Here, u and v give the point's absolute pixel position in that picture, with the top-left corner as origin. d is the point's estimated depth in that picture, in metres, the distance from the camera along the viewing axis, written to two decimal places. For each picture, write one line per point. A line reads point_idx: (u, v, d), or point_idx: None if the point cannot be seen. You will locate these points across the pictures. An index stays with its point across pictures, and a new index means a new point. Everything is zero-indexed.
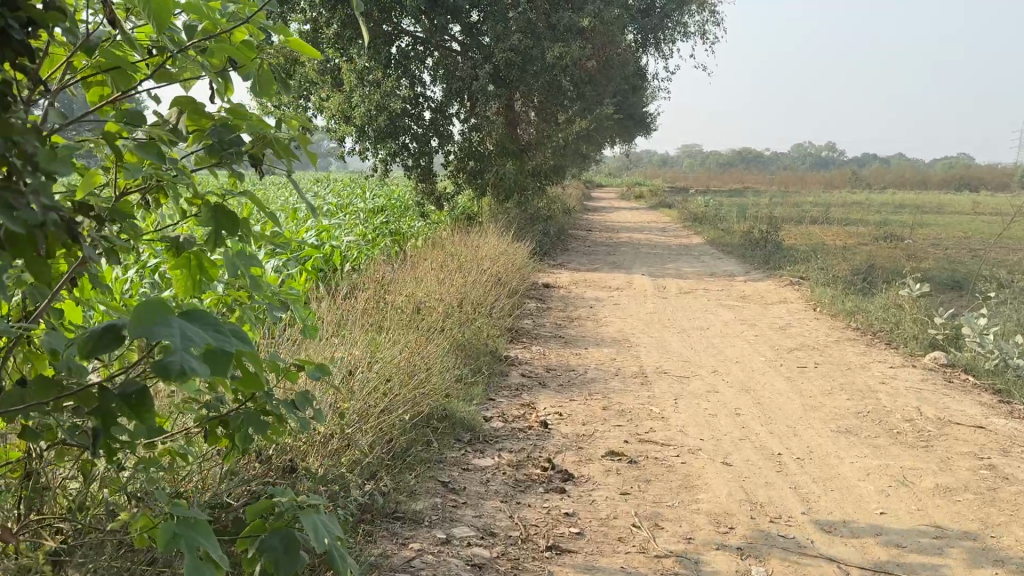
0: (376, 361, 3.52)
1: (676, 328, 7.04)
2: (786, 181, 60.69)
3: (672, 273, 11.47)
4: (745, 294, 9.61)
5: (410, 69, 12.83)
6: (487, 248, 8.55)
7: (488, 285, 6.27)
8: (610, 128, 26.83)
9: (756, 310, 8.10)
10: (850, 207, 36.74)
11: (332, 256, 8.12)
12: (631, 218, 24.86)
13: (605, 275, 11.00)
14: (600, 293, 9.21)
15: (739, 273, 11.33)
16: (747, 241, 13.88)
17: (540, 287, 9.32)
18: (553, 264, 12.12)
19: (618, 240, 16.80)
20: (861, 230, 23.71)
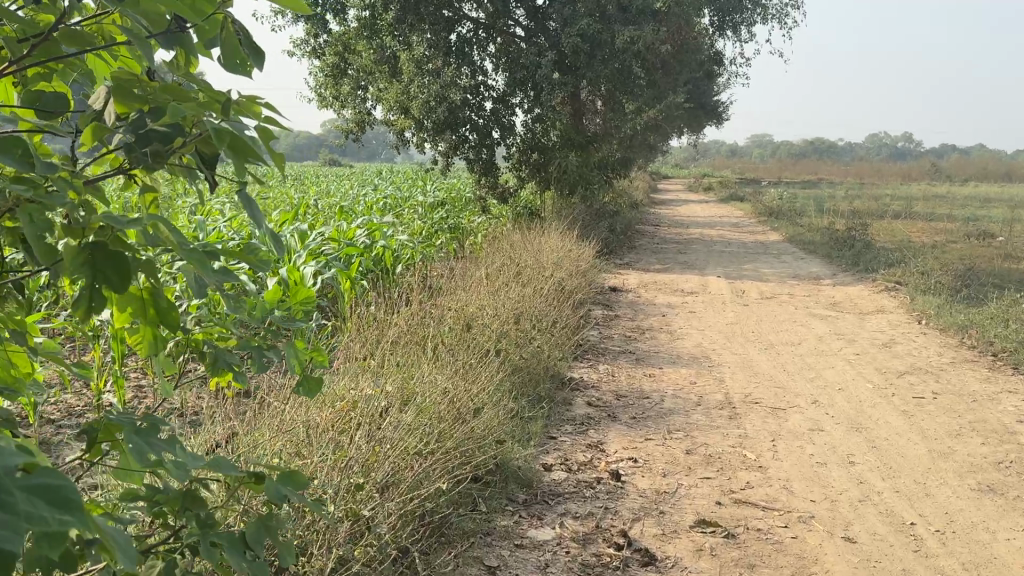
0: (411, 405, 2.86)
1: (762, 343, 6.23)
2: (862, 172, 58.34)
3: (751, 275, 10.58)
4: (834, 300, 8.71)
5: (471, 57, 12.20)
6: (551, 249, 7.85)
7: (551, 294, 5.57)
8: (680, 117, 25.74)
9: (851, 321, 7.23)
10: (935, 201, 34.79)
11: (383, 257, 7.54)
12: (702, 212, 23.81)
13: (679, 277, 10.20)
14: (673, 298, 8.43)
15: (825, 276, 10.40)
16: (832, 240, 12.88)
17: (608, 291, 8.58)
18: (620, 264, 11.36)
19: (689, 236, 15.89)
20: (951, 226, 22.21)
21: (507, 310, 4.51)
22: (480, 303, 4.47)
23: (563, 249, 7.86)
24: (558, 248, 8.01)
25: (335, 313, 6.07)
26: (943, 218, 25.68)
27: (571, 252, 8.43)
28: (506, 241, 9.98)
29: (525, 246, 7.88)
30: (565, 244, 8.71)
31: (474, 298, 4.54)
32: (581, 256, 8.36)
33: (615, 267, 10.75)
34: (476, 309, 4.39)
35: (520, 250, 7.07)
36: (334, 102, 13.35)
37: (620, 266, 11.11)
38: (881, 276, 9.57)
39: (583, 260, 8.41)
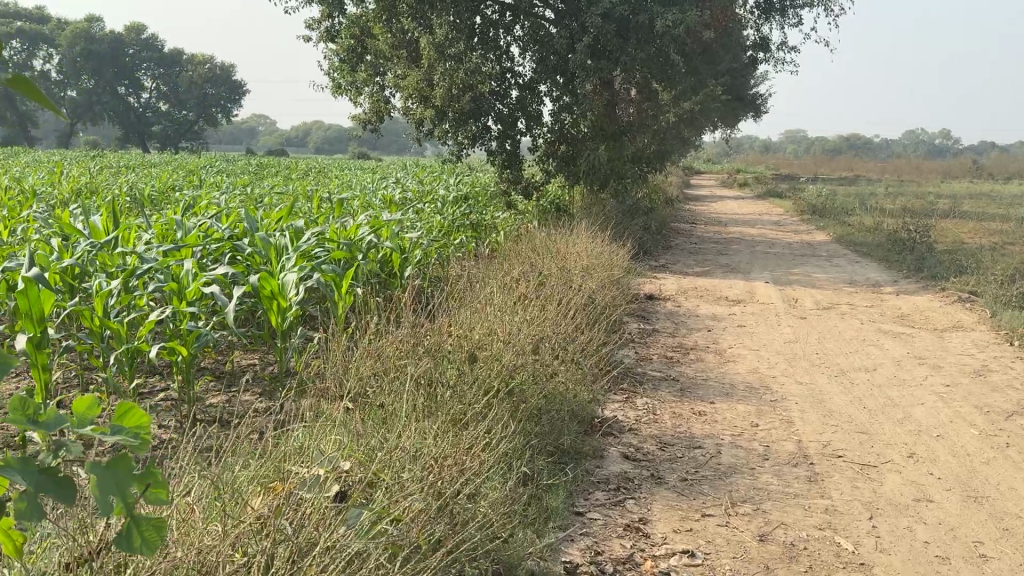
0: (370, 516, 2.01)
1: (829, 370, 5.25)
2: (901, 170, 56.69)
3: (802, 281, 9.55)
4: (901, 314, 7.67)
5: (496, 41, 11.26)
6: (579, 253, 6.90)
7: (578, 311, 4.63)
8: (715, 109, 24.54)
9: (930, 340, 6.20)
10: (983, 200, 33.22)
11: (388, 259, 6.64)
12: (739, 209, 22.68)
13: (722, 283, 9.20)
14: (717, 309, 7.44)
15: (885, 284, 9.35)
16: (888, 242, 11.79)
17: (643, 299, 7.61)
18: (655, 267, 10.39)
19: (728, 235, 14.85)
20: (1005, 226, 20.93)
21: (524, 334, 3.60)
22: (490, 327, 3.58)
23: (593, 253, 6.91)
24: (587, 251, 7.06)
25: (327, 327, 5.19)
26: (995, 217, 24.29)
27: (603, 257, 7.48)
28: (530, 244, 9.07)
29: (549, 250, 6.94)
30: (595, 247, 7.77)
31: (483, 320, 3.64)
32: (613, 260, 7.41)
33: (651, 271, 9.79)
34: (484, 335, 3.51)
35: (543, 255, 6.14)
36: (350, 89, 12.48)
37: (656, 269, 10.15)
38: (952, 285, 8.49)
39: (616, 264, 7.46)
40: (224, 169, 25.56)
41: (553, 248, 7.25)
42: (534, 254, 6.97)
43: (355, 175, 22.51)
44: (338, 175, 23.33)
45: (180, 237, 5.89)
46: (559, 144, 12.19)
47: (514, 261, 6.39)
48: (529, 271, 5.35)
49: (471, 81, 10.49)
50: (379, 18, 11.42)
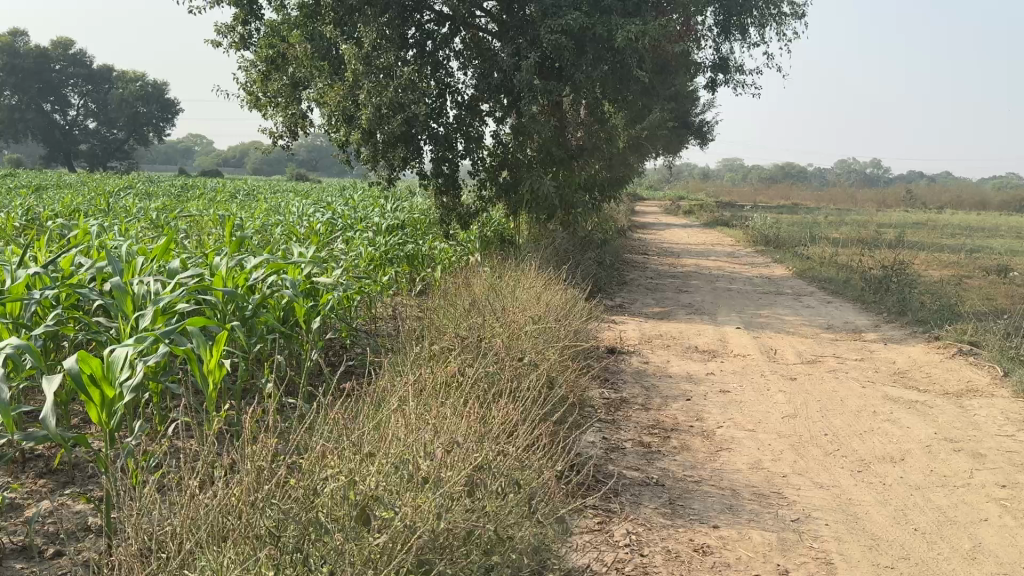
0: None
1: (848, 462, 4.12)
2: (837, 198, 57.41)
3: (775, 326, 8.52)
4: (898, 370, 6.64)
5: (432, 54, 10.09)
6: (528, 303, 5.71)
7: (532, 398, 3.42)
8: (662, 135, 23.75)
9: (951, 410, 5.14)
10: (925, 229, 33.25)
11: (293, 310, 5.37)
12: (689, 238, 21.89)
13: (688, 328, 8.11)
14: (690, 365, 6.31)
15: (867, 331, 8.37)
16: (858, 281, 10.90)
17: (604, 352, 6.44)
18: (610, 308, 9.27)
19: (684, 268, 13.86)
20: (955, 258, 20.55)
21: (456, 459, 2.36)
22: (403, 446, 2.34)
23: (545, 304, 5.73)
24: (538, 300, 5.87)
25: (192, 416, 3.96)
26: (944, 249, 23.94)
27: (558, 305, 6.31)
28: (470, 285, 7.87)
29: (495, 299, 5.74)
30: (548, 292, 6.58)
31: (390, 438, 2.41)
32: (569, 309, 6.25)
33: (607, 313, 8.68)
34: (394, 459, 2.28)
35: (483, 312, 4.93)
36: (268, 106, 11.18)
37: (613, 311, 9.03)
38: (946, 334, 7.53)
39: (572, 313, 6.29)
40: (138, 190, 23.79)
41: (500, 294, 6.05)
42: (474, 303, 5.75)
43: (282, 199, 20.99)
44: (267, 199, 21.79)
45: (12, 285, 4.54)
46: (502, 170, 11.07)
47: (450, 316, 5.16)
48: (464, 336, 4.13)
49: (402, 98, 9.27)
50: (301, 27, 10.21)
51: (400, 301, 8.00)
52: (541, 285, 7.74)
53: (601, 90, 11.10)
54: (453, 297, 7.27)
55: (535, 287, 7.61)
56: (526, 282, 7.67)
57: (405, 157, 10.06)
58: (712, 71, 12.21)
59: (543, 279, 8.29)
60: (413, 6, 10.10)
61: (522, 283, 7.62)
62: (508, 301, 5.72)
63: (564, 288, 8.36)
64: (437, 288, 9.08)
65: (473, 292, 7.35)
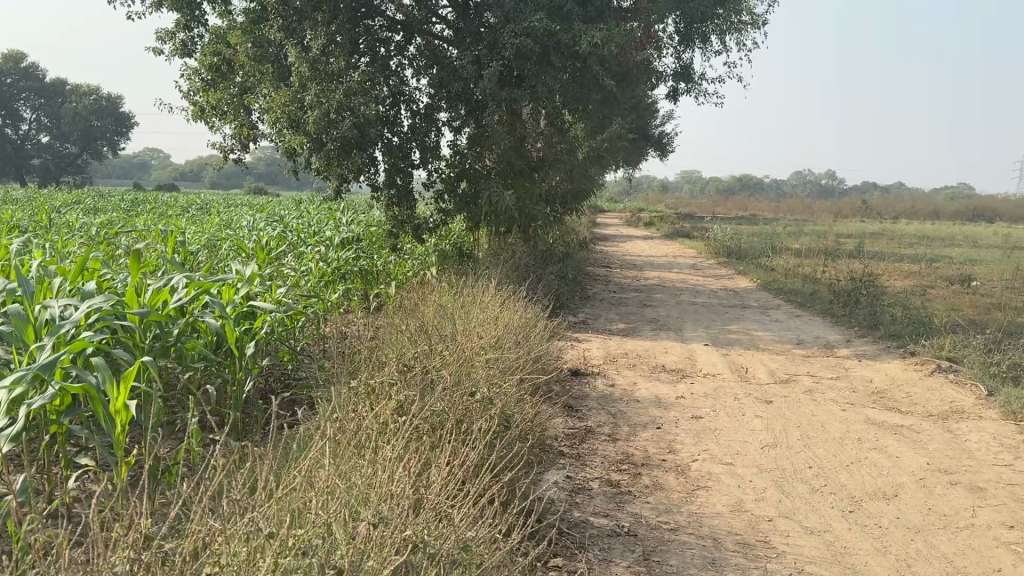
0: None
1: (838, 500, 3.72)
2: (796, 209, 57.96)
3: (745, 342, 8.16)
4: (876, 390, 6.30)
5: (385, 60, 9.61)
6: (486, 322, 5.23)
7: (484, 444, 2.95)
8: (623, 146, 23.51)
9: (940, 436, 4.77)
10: (883, 239, 33.50)
11: (224, 335, 4.84)
12: (652, 250, 21.63)
13: (655, 345, 7.71)
14: (659, 387, 5.90)
15: (839, 347, 8.05)
16: (826, 294, 10.63)
17: (567, 375, 6.00)
18: (574, 324, 8.85)
19: (648, 281, 13.51)
20: (915, 268, 20.57)
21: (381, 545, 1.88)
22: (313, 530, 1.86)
23: (504, 324, 5.26)
24: (495, 320, 5.39)
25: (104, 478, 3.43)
26: (904, 258, 24.01)
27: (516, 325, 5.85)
28: (424, 305, 7.41)
29: (450, 319, 5.26)
30: (508, 310, 6.12)
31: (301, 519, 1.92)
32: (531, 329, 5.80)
33: (570, 330, 8.26)
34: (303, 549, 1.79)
35: (435, 336, 4.44)
36: (213, 115, 10.60)
37: (576, 328, 8.61)
38: (922, 349, 7.23)
39: (533, 333, 5.83)
40: (81, 204, 22.83)
41: (455, 313, 5.57)
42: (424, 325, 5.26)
43: (233, 212, 20.27)
44: (218, 213, 21.04)
45: None
46: (460, 180, 10.61)
47: (399, 339, 4.66)
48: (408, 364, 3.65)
49: (352, 104, 8.77)
50: (245, 31, 9.68)
51: (349, 321, 7.49)
52: (499, 303, 7.29)
53: (561, 99, 10.72)
54: (406, 316, 6.79)
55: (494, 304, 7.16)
56: (483, 300, 7.21)
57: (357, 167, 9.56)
58: (675, 79, 11.91)
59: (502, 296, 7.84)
60: (365, 9, 9.62)
61: (479, 301, 7.15)
62: (463, 320, 5.24)
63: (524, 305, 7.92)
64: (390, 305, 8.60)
65: (426, 310, 6.87)
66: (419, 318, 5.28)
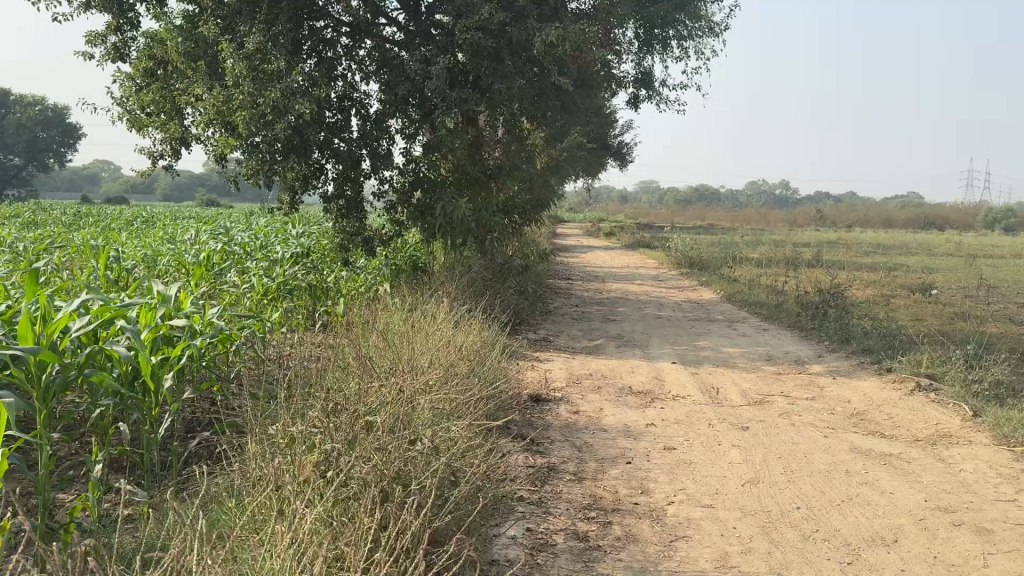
0: None
1: (835, 549, 3.28)
2: (753, 219, 58.38)
3: (714, 360, 7.76)
4: (855, 411, 5.91)
5: (331, 63, 9.09)
6: (438, 349, 4.70)
7: (424, 509, 2.45)
8: (582, 157, 23.19)
9: (934, 467, 4.38)
10: (840, 249, 33.70)
11: (140, 366, 4.28)
12: (614, 261, 21.28)
13: (620, 365, 7.26)
14: (627, 413, 5.44)
15: (811, 364, 7.69)
16: (793, 306, 10.32)
17: (528, 402, 5.51)
18: (534, 342, 8.38)
19: (610, 294, 13.11)
20: (875, 277, 20.53)
21: None
22: None
23: (458, 351, 4.73)
24: (448, 345, 4.86)
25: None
26: (863, 268, 24.02)
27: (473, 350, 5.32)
28: (372, 326, 6.88)
29: (397, 346, 4.72)
30: (463, 333, 5.60)
31: None
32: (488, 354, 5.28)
33: (529, 349, 7.78)
34: None
35: (378, 370, 3.90)
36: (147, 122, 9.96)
37: (537, 347, 8.14)
38: (898, 366, 6.89)
39: (490, 358, 5.33)
40: (20, 219, 21.83)
41: (405, 338, 5.03)
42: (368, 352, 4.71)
43: (177, 227, 19.44)
44: (164, 227, 20.21)
45: None
46: (414, 191, 10.08)
47: (338, 372, 4.11)
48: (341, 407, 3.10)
49: (294, 108, 8.23)
50: (181, 32, 9.11)
51: (291, 343, 6.92)
52: (453, 323, 6.78)
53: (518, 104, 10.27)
54: (351, 339, 6.24)
55: (447, 325, 6.65)
56: (436, 321, 6.68)
57: (302, 176, 8.99)
58: (636, 86, 11.54)
59: (457, 316, 7.32)
60: (309, 8, 9.09)
61: (431, 322, 6.65)
62: (412, 347, 4.70)
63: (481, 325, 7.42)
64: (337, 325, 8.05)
65: (375, 333, 6.34)
66: (363, 345, 4.72)
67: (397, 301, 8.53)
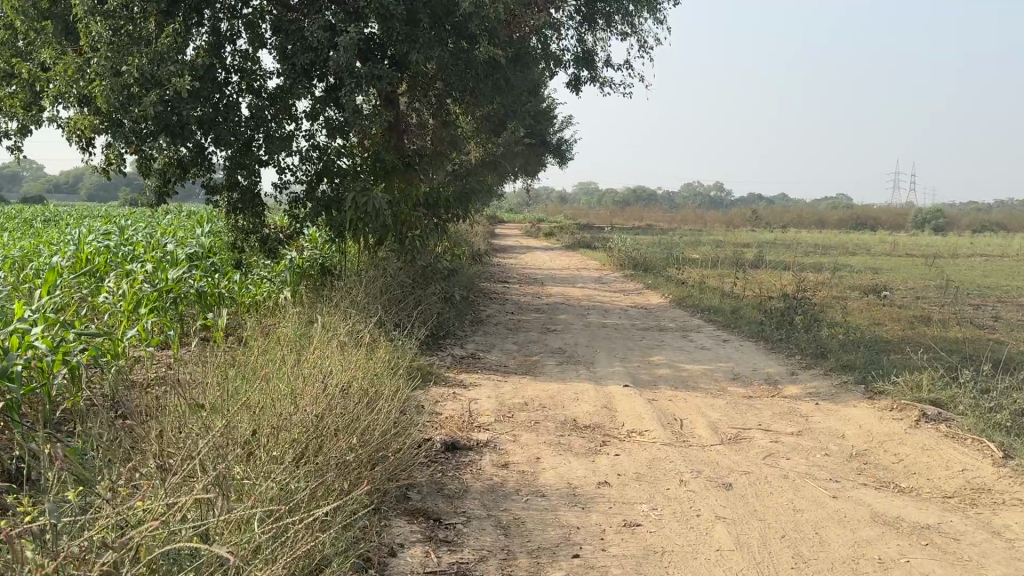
0: None
1: None
2: (690, 219, 58.07)
3: (673, 380, 6.53)
4: (854, 453, 4.72)
5: (213, 24, 7.58)
6: (308, 403, 3.27)
7: None
8: (519, 151, 21.90)
9: (992, 549, 3.19)
10: (780, 249, 33.20)
11: None
12: (555, 262, 20.06)
13: (561, 389, 5.94)
14: (572, 464, 4.11)
15: (785, 386, 6.50)
16: (754, 314, 9.19)
17: (440, 452, 4.15)
18: (460, 359, 7.03)
19: (549, 299, 11.84)
20: (824, 278, 19.74)
21: None
22: None
23: (336, 400, 3.32)
24: (325, 390, 3.44)
25: None
26: (810, 269, 23.28)
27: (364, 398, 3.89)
28: (250, 356, 5.43)
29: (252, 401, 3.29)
30: (358, 371, 4.18)
31: None
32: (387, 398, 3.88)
33: (452, 372, 6.42)
34: None
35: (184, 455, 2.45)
36: None
37: (462, 366, 6.80)
38: (893, 390, 5.75)
39: (389, 400, 3.94)
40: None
41: (267, 384, 3.59)
42: (206, 416, 3.27)
43: (67, 227, 17.41)
44: (58, 226, 18.17)
45: None
46: (322, 180, 8.62)
47: (130, 465, 2.67)
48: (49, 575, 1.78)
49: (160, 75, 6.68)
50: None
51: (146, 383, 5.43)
52: (353, 352, 5.36)
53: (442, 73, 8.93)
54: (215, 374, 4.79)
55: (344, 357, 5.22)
56: (331, 350, 5.25)
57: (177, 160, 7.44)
58: (576, 65, 10.31)
59: (360, 338, 5.90)
60: None
61: (324, 349, 5.22)
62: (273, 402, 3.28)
63: (392, 348, 6.02)
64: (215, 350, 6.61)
65: (248, 367, 4.90)
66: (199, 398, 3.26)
67: (293, 315, 7.04)
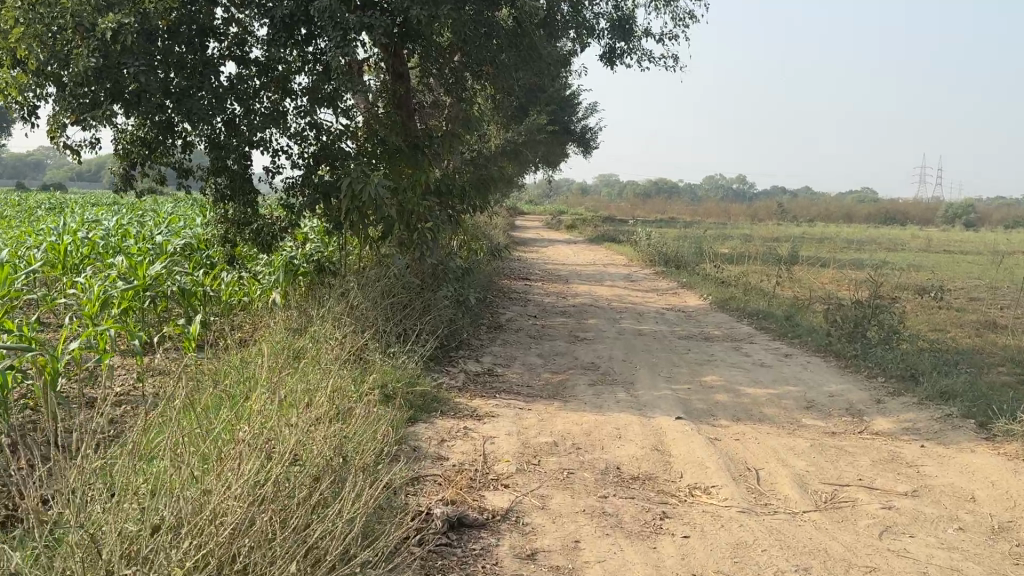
0: None
1: None
2: (714, 212, 56.58)
3: (735, 412, 5.35)
4: (998, 528, 3.54)
5: None
6: (219, 514, 2.07)
7: None
8: (543, 138, 20.65)
9: None
10: (813, 244, 31.76)
11: None
12: (580, 258, 18.87)
13: (599, 422, 4.77)
14: (628, 553, 2.95)
15: (872, 420, 5.29)
16: (815, 325, 7.96)
17: (444, 532, 2.99)
18: (476, 380, 5.86)
19: (575, 300, 10.65)
20: (869, 276, 18.39)
21: None
22: None
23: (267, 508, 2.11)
24: (260, 483, 2.24)
25: None
26: (850, 265, 21.93)
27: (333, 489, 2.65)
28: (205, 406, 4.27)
29: (144, 504, 2.11)
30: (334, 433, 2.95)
31: None
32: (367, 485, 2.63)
33: (464, 398, 5.25)
34: None
35: None
36: None
37: (477, 388, 5.63)
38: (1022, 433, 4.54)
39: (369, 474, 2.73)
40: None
41: (182, 463, 2.39)
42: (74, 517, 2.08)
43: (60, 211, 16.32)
44: (54, 213, 17.12)
45: None
46: (319, 166, 7.38)
47: None
48: None
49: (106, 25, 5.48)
50: None
51: (72, 427, 4.27)
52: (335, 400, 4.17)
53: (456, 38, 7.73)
54: (148, 427, 3.64)
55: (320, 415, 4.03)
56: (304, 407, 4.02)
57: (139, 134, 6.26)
58: (610, 35, 9.12)
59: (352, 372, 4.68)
60: None
61: (295, 397, 4.04)
62: (168, 513, 2.11)
63: (392, 380, 4.81)
64: (175, 383, 5.46)
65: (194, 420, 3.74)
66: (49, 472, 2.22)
67: (278, 328, 5.86)
